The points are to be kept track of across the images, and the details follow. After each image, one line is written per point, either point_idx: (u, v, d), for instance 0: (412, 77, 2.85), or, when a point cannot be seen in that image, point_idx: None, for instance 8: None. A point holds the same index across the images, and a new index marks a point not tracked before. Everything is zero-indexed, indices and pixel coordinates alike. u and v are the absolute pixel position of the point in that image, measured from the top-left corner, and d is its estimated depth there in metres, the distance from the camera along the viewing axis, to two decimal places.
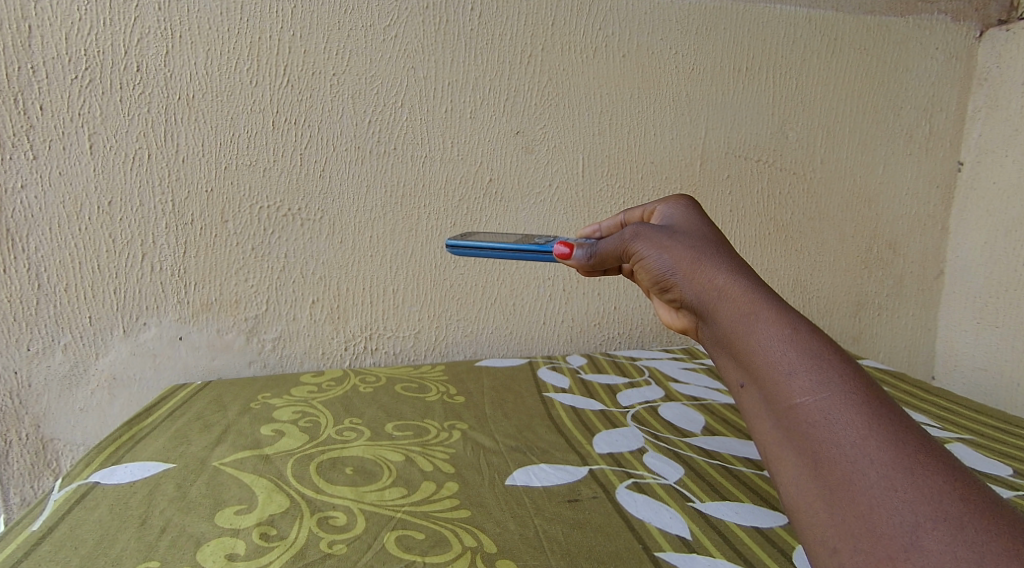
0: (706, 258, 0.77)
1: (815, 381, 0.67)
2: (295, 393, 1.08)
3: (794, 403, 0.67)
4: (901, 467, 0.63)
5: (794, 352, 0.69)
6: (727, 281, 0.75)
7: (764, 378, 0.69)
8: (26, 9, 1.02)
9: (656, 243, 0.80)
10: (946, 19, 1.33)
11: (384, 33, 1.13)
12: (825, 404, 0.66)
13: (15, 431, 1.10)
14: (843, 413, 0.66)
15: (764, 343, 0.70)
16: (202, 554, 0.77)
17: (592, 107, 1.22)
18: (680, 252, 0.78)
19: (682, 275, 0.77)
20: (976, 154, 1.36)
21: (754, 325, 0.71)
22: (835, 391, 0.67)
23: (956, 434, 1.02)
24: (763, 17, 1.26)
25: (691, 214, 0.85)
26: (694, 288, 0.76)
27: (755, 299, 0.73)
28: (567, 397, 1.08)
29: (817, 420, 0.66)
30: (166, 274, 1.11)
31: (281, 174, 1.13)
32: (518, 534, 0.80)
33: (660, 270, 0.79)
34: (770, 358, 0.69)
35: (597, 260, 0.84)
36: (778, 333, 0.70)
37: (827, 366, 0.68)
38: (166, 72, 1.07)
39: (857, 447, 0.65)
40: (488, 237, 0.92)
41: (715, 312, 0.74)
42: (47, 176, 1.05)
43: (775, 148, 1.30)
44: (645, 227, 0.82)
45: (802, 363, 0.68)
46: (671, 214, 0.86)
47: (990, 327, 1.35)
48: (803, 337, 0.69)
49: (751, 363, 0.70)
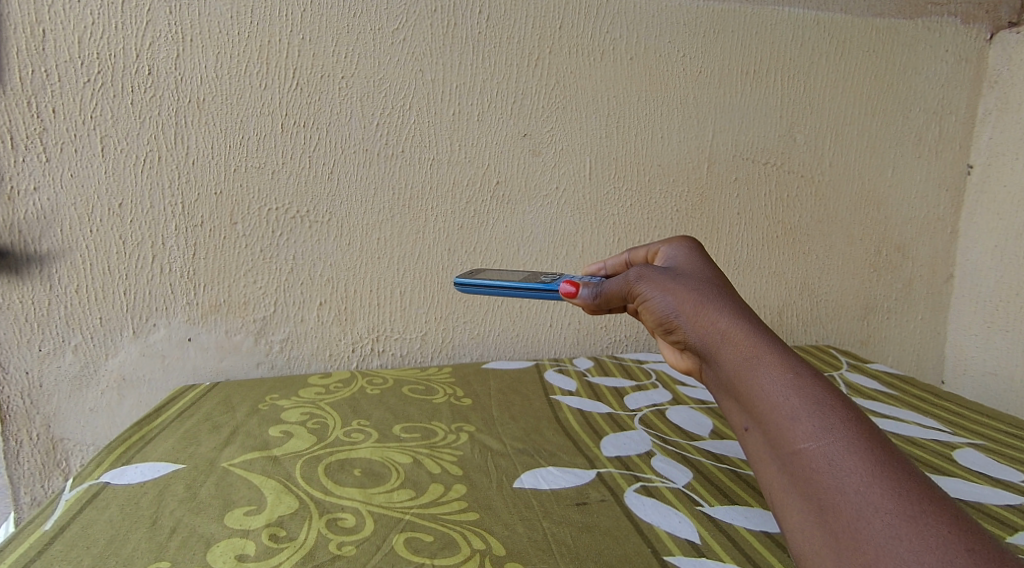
0: (709, 301, 0.77)
1: (817, 426, 0.68)
2: (304, 394, 1.08)
3: (798, 449, 0.68)
4: (905, 516, 0.64)
5: (796, 397, 0.70)
6: (729, 324, 0.75)
7: (769, 423, 0.70)
8: (40, 13, 1.02)
9: (659, 285, 0.80)
10: (956, 22, 1.33)
11: (393, 36, 1.13)
12: (828, 450, 0.67)
13: (26, 431, 1.11)
14: (848, 460, 0.66)
15: (767, 388, 0.71)
16: (212, 555, 0.78)
17: (599, 110, 1.22)
18: (683, 294, 0.78)
19: (686, 317, 0.78)
20: (985, 157, 1.36)
21: (757, 370, 0.72)
22: (838, 437, 0.67)
23: (967, 439, 1.02)
24: (771, 20, 1.26)
25: (694, 256, 0.86)
26: (697, 331, 0.77)
27: (759, 344, 0.73)
28: (574, 400, 1.09)
29: (821, 466, 0.67)
30: (176, 275, 1.12)
31: (289, 177, 1.13)
32: (527, 537, 0.80)
33: (664, 312, 0.79)
34: (774, 403, 0.70)
35: (603, 299, 0.83)
36: (780, 378, 0.71)
37: (830, 412, 0.68)
38: (177, 75, 1.08)
39: (861, 493, 0.65)
40: (496, 274, 0.93)
41: (718, 356, 0.75)
42: (59, 178, 1.06)
43: (783, 152, 1.30)
44: (649, 268, 0.82)
45: (805, 408, 0.69)
46: (674, 256, 0.87)
47: (1000, 331, 1.35)
48: (804, 382, 0.70)
49: (755, 406, 0.71)
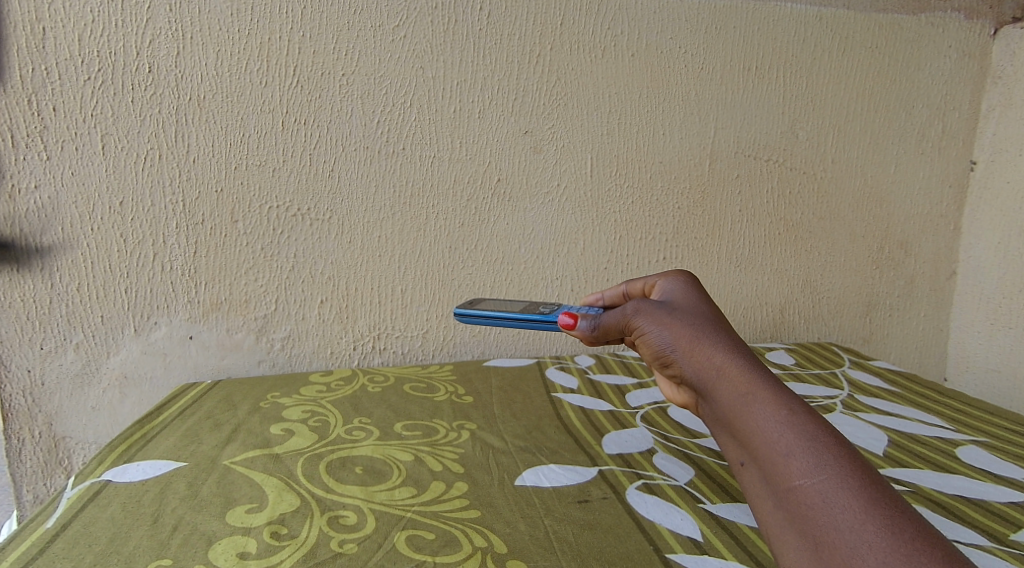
0: (705, 336, 0.77)
1: (811, 463, 0.68)
2: (305, 392, 1.08)
3: (793, 485, 0.68)
4: (899, 554, 0.63)
5: (791, 433, 0.70)
6: (725, 360, 0.75)
7: (765, 459, 0.70)
8: (40, 12, 1.02)
9: (656, 319, 0.80)
10: (959, 17, 1.33)
11: (394, 33, 1.13)
12: (822, 487, 0.67)
13: (28, 429, 1.11)
14: (842, 497, 0.66)
15: (761, 424, 0.71)
16: (214, 553, 0.78)
17: (601, 107, 1.22)
18: (679, 329, 0.78)
19: (682, 352, 0.77)
20: (989, 153, 1.36)
21: (752, 406, 0.72)
22: (833, 474, 0.67)
23: (970, 436, 1.02)
24: (773, 16, 1.26)
25: (690, 290, 0.84)
26: (694, 366, 0.76)
27: (754, 380, 0.73)
28: (576, 397, 1.09)
29: (816, 503, 0.67)
30: (177, 273, 1.12)
31: (290, 175, 1.13)
32: (528, 535, 0.80)
33: (661, 347, 0.79)
34: (768, 439, 0.70)
35: (601, 331, 0.83)
36: (774, 414, 0.71)
37: (823, 448, 0.69)
38: (177, 73, 1.07)
39: (855, 531, 0.65)
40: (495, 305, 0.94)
41: (713, 392, 0.75)
42: (60, 177, 1.06)
43: (785, 148, 1.30)
44: (646, 302, 0.82)
45: (800, 445, 0.69)
46: (671, 290, 0.85)
47: (1003, 328, 1.35)
48: (799, 419, 0.70)
49: (750, 442, 0.71)
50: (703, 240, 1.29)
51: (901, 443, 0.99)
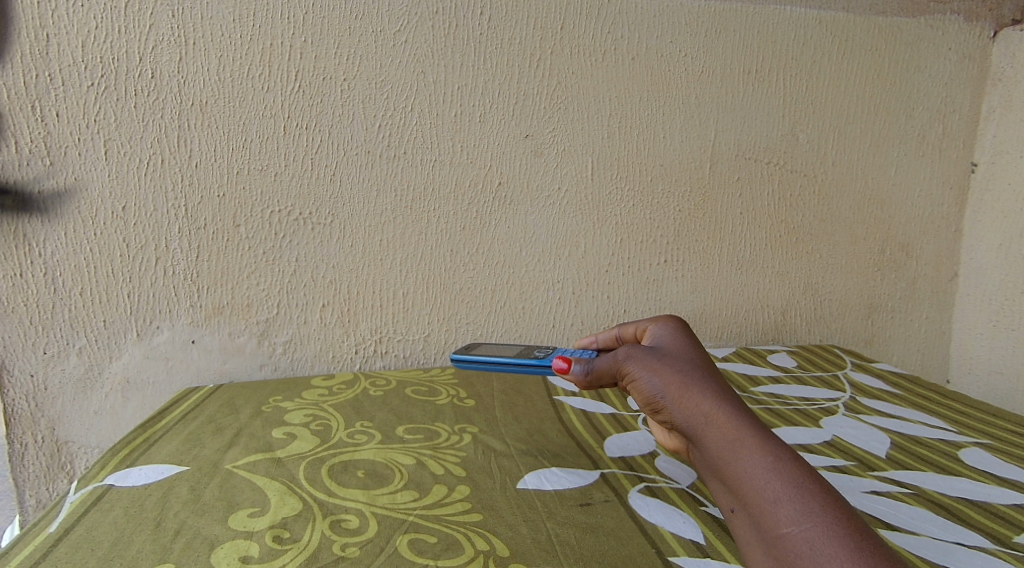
0: (694, 382, 0.76)
1: (798, 510, 0.69)
2: (307, 396, 1.09)
3: (781, 533, 0.69)
4: None
5: (777, 480, 0.70)
6: (713, 407, 0.75)
7: (752, 506, 0.70)
8: (44, 18, 1.03)
9: (646, 365, 0.79)
10: (959, 19, 1.33)
11: (395, 39, 1.13)
12: (810, 535, 0.68)
13: (32, 434, 1.11)
14: (828, 545, 0.67)
15: (748, 471, 0.71)
16: (216, 557, 0.78)
17: (601, 110, 1.22)
18: (668, 374, 0.77)
19: (671, 399, 0.77)
20: (990, 155, 1.36)
21: (741, 454, 0.72)
22: (819, 522, 0.68)
23: (973, 438, 1.02)
24: (774, 19, 1.26)
25: (681, 337, 0.84)
26: (683, 413, 0.76)
27: (742, 427, 0.73)
28: (577, 401, 1.09)
29: (804, 550, 0.67)
30: (179, 277, 1.12)
31: (292, 179, 1.13)
32: (530, 538, 0.80)
33: (650, 393, 0.78)
34: (755, 486, 0.70)
35: (594, 376, 0.82)
36: (761, 461, 0.71)
37: (808, 496, 0.69)
38: (179, 79, 1.08)
39: None
40: (490, 349, 0.95)
41: (702, 439, 0.74)
42: (63, 182, 1.07)
43: (786, 150, 1.30)
44: (636, 347, 0.81)
45: (787, 492, 0.69)
46: (661, 335, 0.85)
47: (1005, 330, 1.35)
48: (784, 466, 0.71)
49: (739, 489, 0.71)
50: (704, 243, 1.29)
51: (904, 445, 0.99)
